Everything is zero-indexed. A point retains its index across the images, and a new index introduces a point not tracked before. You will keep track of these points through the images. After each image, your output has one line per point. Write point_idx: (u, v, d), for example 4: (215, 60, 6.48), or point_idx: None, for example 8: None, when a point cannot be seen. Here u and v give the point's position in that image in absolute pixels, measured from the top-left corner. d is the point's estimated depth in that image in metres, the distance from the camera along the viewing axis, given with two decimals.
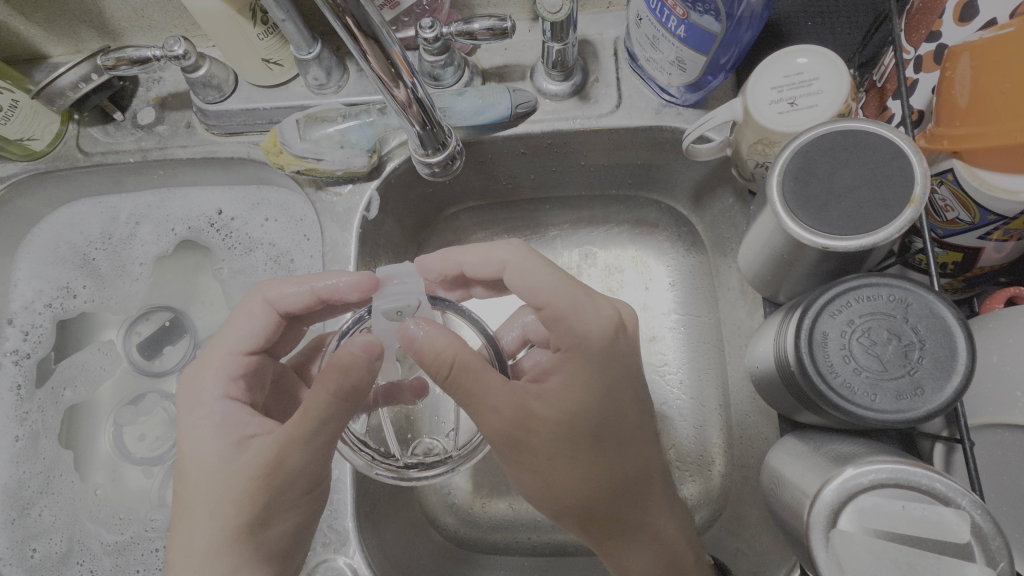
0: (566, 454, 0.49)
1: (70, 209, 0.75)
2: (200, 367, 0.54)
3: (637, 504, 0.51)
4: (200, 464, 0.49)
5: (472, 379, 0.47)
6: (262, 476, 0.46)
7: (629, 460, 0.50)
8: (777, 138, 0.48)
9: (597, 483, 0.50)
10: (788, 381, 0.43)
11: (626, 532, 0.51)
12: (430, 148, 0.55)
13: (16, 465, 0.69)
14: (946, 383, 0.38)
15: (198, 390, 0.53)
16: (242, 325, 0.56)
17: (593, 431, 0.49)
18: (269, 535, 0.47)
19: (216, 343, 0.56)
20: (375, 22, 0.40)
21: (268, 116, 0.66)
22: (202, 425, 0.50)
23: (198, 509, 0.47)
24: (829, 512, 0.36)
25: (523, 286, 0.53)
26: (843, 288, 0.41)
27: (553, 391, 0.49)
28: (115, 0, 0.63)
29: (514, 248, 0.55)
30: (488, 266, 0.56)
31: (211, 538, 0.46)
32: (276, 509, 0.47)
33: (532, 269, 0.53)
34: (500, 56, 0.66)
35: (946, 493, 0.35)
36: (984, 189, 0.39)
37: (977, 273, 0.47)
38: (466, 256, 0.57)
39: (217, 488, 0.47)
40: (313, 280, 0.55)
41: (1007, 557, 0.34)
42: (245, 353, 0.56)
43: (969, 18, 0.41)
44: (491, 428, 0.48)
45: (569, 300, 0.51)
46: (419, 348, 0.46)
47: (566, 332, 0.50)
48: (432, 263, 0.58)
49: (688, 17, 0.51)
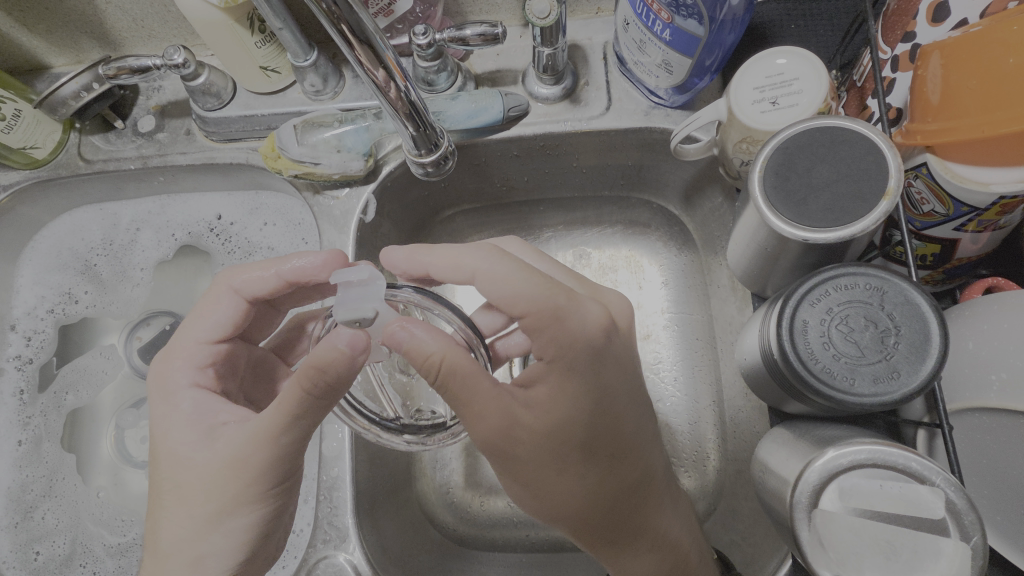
0: (554, 467, 0.50)
1: (71, 216, 0.77)
2: (167, 357, 0.55)
3: (633, 513, 0.53)
4: (172, 455, 0.50)
5: (460, 384, 0.46)
6: (235, 468, 0.48)
7: (623, 470, 0.51)
8: (760, 137, 0.50)
9: (587, 494, 0.51)
10: (772, 369, 0.44)
11: (621, 538, 0.53)
12: (423, 149, 0.56)
13: (18, 469, 0.70)
14: (921, 367, 0.39)
15: (168, 379, 0.53)
16: (212, 312, 0.56)
17: (581, 446, 0.49)
18: (240, 524, 0.49)
19: (186, 331, 0.56)
20: (369, 28, 0.42)
21: (266, 122, 0.67)
22: (174, 416, 0.51)
23: (169, 494, 0.49)
24: (811, 492, 0.38)
25: (496, 293, 0.50)
26: (822, 277, 0.42)
27: (541, 401, 0.48)
28: (116, 12, 0.65)
29: (482, 254, 0.51)
30: (456, 274, 0.53)
31: (184, 527, 0.49)
32: (241, 502, 0.48)
33: (507, 275, 0.50)
34: (492, 62, 0.68)
35: (922, 472, 0.37)
36: (955, 181, 0.41)
37: (956, 264, 0.49)
38: (432, 259, 0.54)
39: (190, 480, 0.49)
40: (279, 263, 0.55)
41: (979, 531, 0.35)
42: (213, 341, 0.56)
43: (941, 18, 0.42)
44: (478, 434, 0.47)
45: (550, 306, 0.48)
46: (409, 351, 0.46)
47: (550, 342, 0.48)
48: (398, 258, 0.56)
49: (672, 21, 0.52)
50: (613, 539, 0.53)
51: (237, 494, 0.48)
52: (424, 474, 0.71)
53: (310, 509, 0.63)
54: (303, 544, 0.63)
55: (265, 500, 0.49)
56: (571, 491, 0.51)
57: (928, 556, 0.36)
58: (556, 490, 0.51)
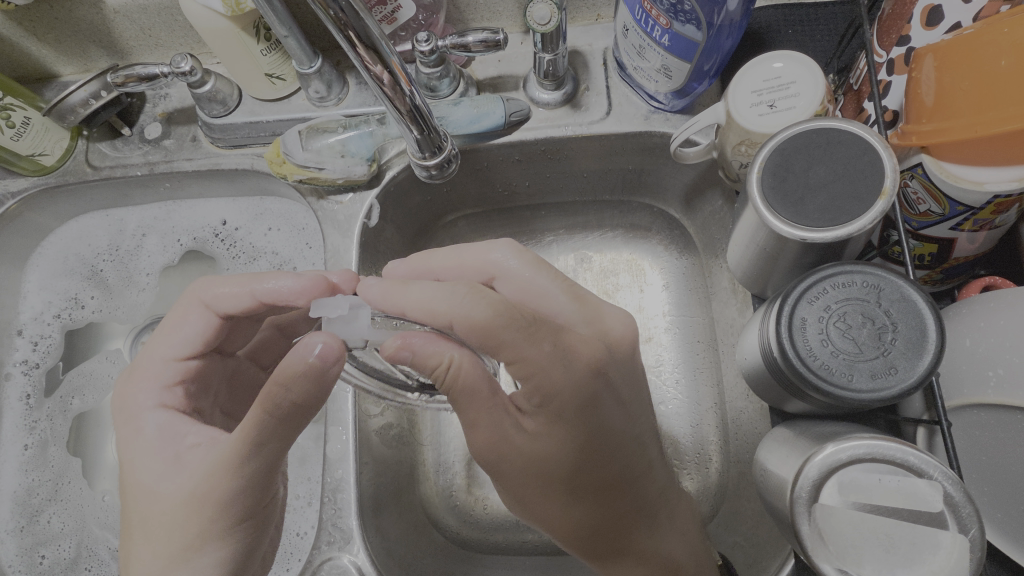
0: (538, 490, 0.51)
1: (78, 222, 0.77)
2: (134, 376, 0.55)
3: (616, 543, 0.53)
4: (139, 484, 0.50)
5: (462, 396, 0.48)
6: (194, 496, 0.47)
7: (608, 501, 0.52)
8: (758, 139, 0.50)
9: (568, 518, 0.52)
10: (772, 368, 0.45)
11: (605, 561, 0.54)
12: (427, 152, 0.57)
13: (25, 473, 0.71)
14: (918, 363, 0.40)
15: (133, 401, 0.54)
16: (181, 327, 0.57)
17: (567, 478, 0.50)
18: (202, 564, 0.47)
19: (156, 347, 0.57)
20: (374, 34, 0.42)
21: (271, 129, 0.68)
22: (139, 440, 0.51)
23: (138, 525, 0.49)
24: (811, 487, 0.39)
25: (480, 338, 0.46)
26: (820, 275, 0.43)
27: (533, 430, 0.50)
28: (124, 21, 0.66)
29: (460, 296, 0.46)
30: (434, 317, 0.47)
31: (150, 563, 0.47)
32: (205, 537, 0.47)
33: (487, 322, 0.45)
34: (494, 68, 0.69)
35: (920, 466, 0.37)
36: (951, 181, 0.42)
37: (954, 264, 0.50)
38: (410, 299, 0.47)
39: (157, 511, 0.48)
40: (254, 282, 0.55)
41: (977, 523, 0.36)
42: (181, 358, 0.57)
43: (935, 22, 0.43)
44: (470, 444, 0.50)
45: (537, 353, 0.47)
46: (416, 364, 0.48)
47: (540, 385, 0.48)
48: (372, 296, 0.49)
49: (671, 27, 0.53)
50: (598, 559, 0.54)
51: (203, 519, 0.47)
52: (428, 477, 0.71)
53: (315, 511, 0.64)
54: (307, 546, 0.63)
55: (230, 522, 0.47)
56: (553, 513, 0.52)
57: (927, 548, 0.36)
58: (540, 508, 0.52)
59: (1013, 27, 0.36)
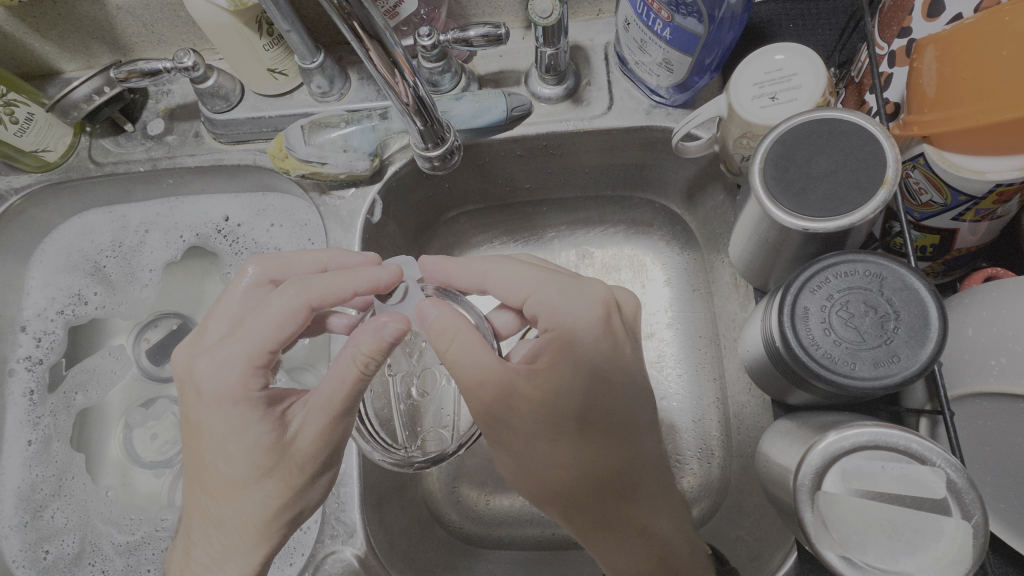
0: (546, 438, 0.49)
1: (81, 218, 0.78)
2: (225, 364, 0.49)
3: (621, 497, 0.51)
4: (234, 450, 0.48)
5: (468, 351, 0.48)
6: (314, 441, 0.49)
7: (613, 450, 0.50)
8: (760, 132, 0.51)
9: (576, 471, 0.50)
10: (776, 359, 0.45)
11: (608, 525, 0.51)
12: (429, 142, 0.57)
13: (29, 468, 0.71)
14: (920, 351, 0.40)
15: (229, 385, 0.48)
16: (276, 322, 0.50)
17: (577, 415, 0.49)
18: (319, 487, 0.52)
19: (240, 334, 0.50)
20: (378, 24, 0.42)
21: (274, 124, 0.68)
22: (234, 413, 0.48)
23: (245, 484, 0.49)
24: (814, 474, 0.39)
25: (505, 287, 0.53)
26: (823, 265, 0.43)
27: (543, 374, 0.49)
28: (126, 17, 0.66)
29: (492, 257, 0.55)
30: (469, 278, 0.55)
31: (262, 507, 0.50)
32: (326, 464, 0.51)
33: (513, 271, 0.53)
34: (496, 63, 0.69)
35: (922, 453, 0.37)
36: (952, 170, 0.42)
37: (956, 255, 0.50)
38: (454, 267, 0.56)
39: (261, 467, 0.49)
40: (355, 281, 0.52)
41: (980, 510, 0.36)
42: (269, 351, 0.50)
43: (936, 14, 0.43)
44: (475, 405, 0.49)
45: (555, 289, 0.51)
46: (430, 328, 0.50)
47: (556, 315, 0.50)
48: (426, 265, 0.57)
49: (672, 20, 0.53)
50: (603, 525, 0.51)
51: (314, 468, 0.50)
52: (429, 472, 0.71)
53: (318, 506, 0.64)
54: (311, 541, 0.63)
55: (325, 475, 0.52)
56: (558, 461, 0.50)
57: (931, 535, 0.36)
58: (545, 466, 0.50)
59: (1014, 15, 0.36)
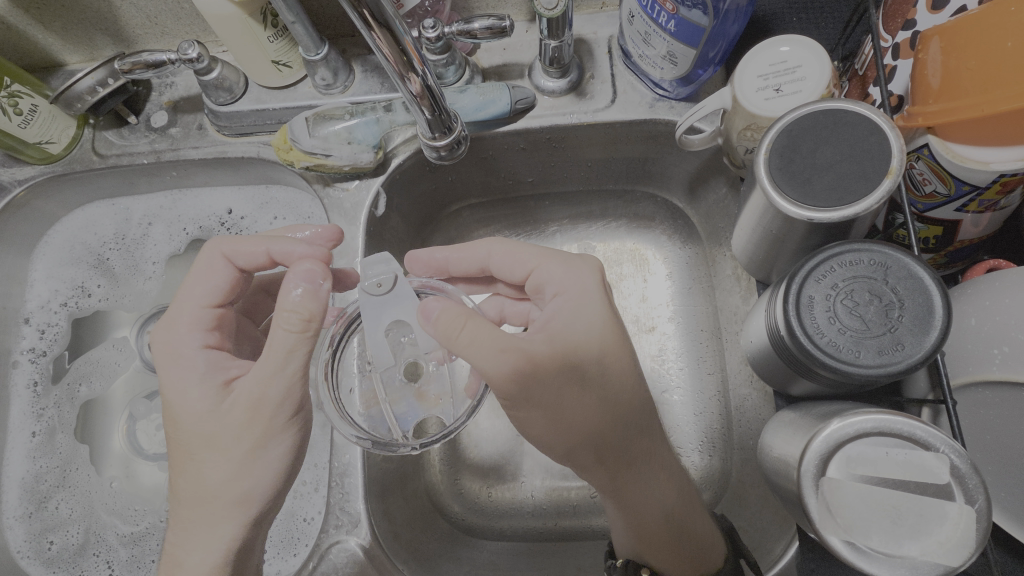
0: (578, 386, 0.51)
1: (85, 211, 0.78)
2: (174, 329, 0.55)
3: (643, 435, 0.55)
4: (186, 412, 0.51)
5: (484, 326, 0.49)
6: (252, 405, 0.50)
7: (632, 389, 0.53)
8: (765, 124, 0.51)
9: (605, 413, 0.52)
10: (782, 350, 0.45)
11: (635, 463, 0.55)
12: (437, 132, 0.58)
13: (33, 459, 0.71)
14: (925, 339, 0.40)
15: (178, 345, 0.54)
16: (205, 280, 0.57)
17: (597, 358, 0.52)
18: (271, 458, 0.51)
19: (182, 300, 0.57)
20: (389, 12, 0.43)
21: (278, 116, 0.69)
22: (182, 374, 0.52)
23: (198, 450, 0.50)
24: (817, 462, 0.39)
25: (512, 261, 0.58)
26: (828, 254, 0.43)
27: (557, 331, 0.51)
28: (129, 9, 0.66)
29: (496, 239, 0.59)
30: (472, 257, 0.60)
31: (217, 475, 0.50)
32: (270, 433, 0.50)
33: (514, 246, 0.58)
34: (499, 56, 0.69)
35: (926, 440, 0.38)
36: (957, 161, 0.42)
37: (958, 247, 0.50)
38: (453, 252, 0.61)
39: (211, 429, 0.50)
40: (269, 241, 0.58)
41: (984, 495, 0.37)
42: (210, 310, 0.57)
43: (941, 5, 0.44)
44: (500, 378, 0.48)
45: (553, 260, 0.56)
46: (435, 324, 0.49)
47: (563, 279, 0.55)
48: (421, 254, 0.61)
49: (677, 12, 0.54)
50: (628, 462, 0.54)
51: (259, 434, 0.50)
52: (431, 464, 0.72)
53: (320, 497, 0.64)
54: (315, 532, 0.63)
55: (271, 444, 0.51)
56: (588, 407, 0.51)
57: (934, 519, 0.37)
58: (579, 409, 0.51)
59: (1019, 5, 0.36)
